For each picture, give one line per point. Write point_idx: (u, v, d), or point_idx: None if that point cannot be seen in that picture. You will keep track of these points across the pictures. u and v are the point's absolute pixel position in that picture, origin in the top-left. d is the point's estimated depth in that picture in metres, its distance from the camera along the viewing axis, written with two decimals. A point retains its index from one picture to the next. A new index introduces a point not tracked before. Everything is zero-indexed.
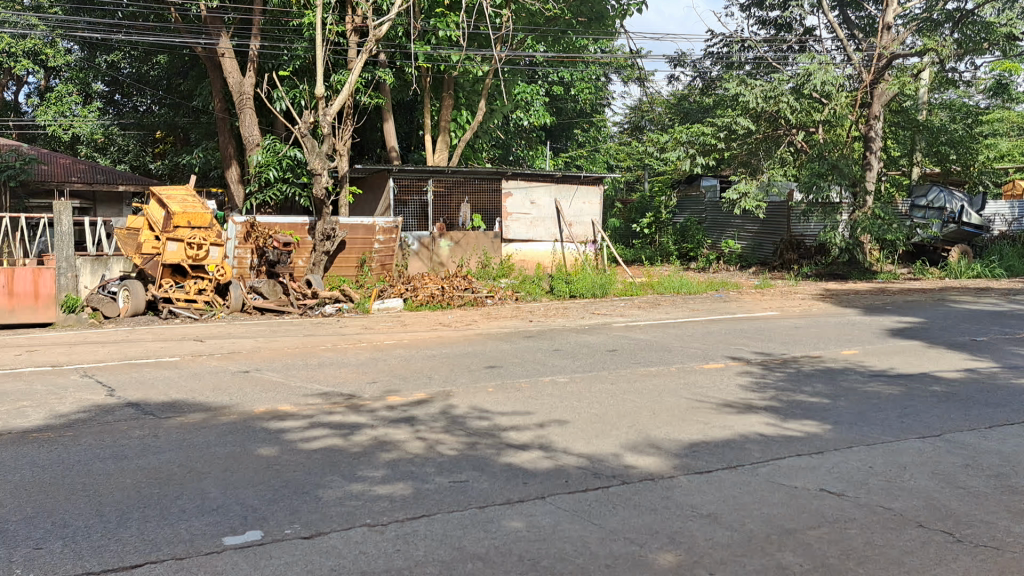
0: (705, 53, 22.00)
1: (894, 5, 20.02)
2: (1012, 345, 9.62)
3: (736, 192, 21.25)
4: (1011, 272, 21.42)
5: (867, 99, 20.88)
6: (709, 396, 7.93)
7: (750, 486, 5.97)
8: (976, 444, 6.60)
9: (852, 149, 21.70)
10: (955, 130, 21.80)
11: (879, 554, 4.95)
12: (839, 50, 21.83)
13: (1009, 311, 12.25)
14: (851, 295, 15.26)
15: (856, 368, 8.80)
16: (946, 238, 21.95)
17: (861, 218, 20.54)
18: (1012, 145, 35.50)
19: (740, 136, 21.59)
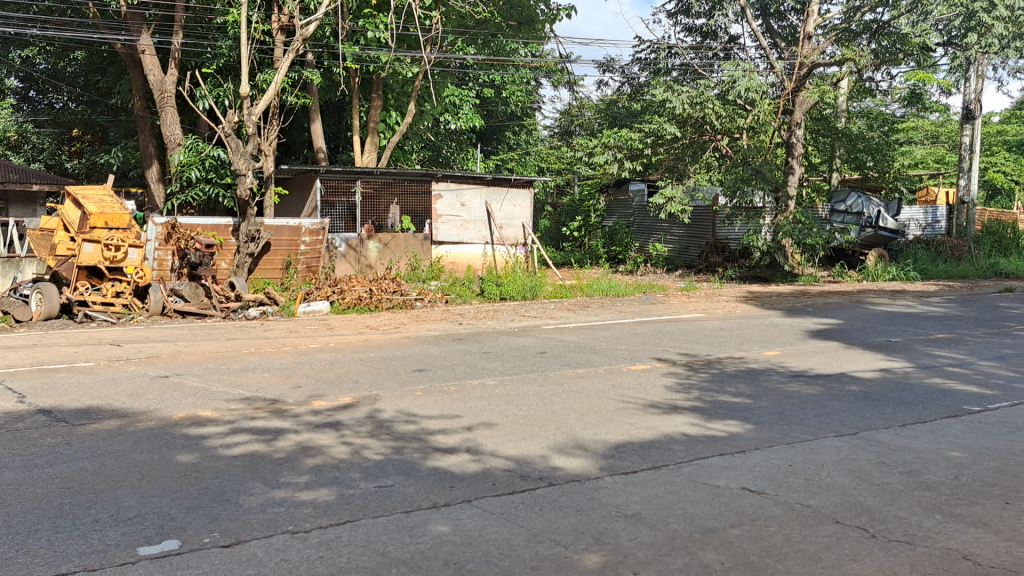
0: (633, 58, 22.23)
1: (814, 16, 20.62)
2: (925, 345, 9.97)
3: (662, 197, 21.57)
4: (925, 275, 22.20)
5: (790, 106, 21.36)
6: (635, 397, 8.02)
7: (673, 486, 6.05)
8: (890, 442, 6.80)
9: (775, 155, 22.21)
10: (872, 138, 22.53)
11: (798, 551, 5.06)
12: (761, 58, 22.24)
13: (923, 312, 12.68)
14: (773, 297, 15.61)
15: (777, 368, 9.00)
16: (864, 242, 22.58)
17: (783, 223, 21.10)
18: (926, 152, 36.82)
19: (667, 142, 21.92)
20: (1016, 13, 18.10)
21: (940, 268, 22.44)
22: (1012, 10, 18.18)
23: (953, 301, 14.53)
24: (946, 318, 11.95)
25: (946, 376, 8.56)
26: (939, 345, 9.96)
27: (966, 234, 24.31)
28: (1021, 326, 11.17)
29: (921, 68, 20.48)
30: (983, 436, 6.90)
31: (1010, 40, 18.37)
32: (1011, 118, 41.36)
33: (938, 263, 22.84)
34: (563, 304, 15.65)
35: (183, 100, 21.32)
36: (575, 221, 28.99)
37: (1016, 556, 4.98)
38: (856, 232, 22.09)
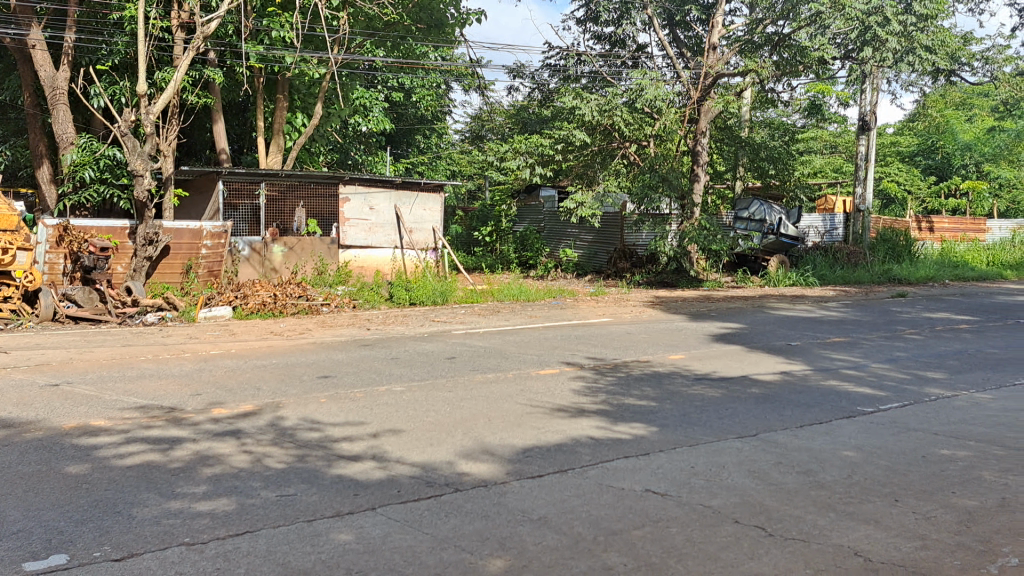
0: (543, 64, 22.38)
1: (719, 27, 21.11)
2: (822, 349, 10.29)
3: (572, 202, 21.80)
4: (823, 281, 23.00)
5: (695, 115, 21.93)
6: (544, 402, 8.04)
7: (579, 489, 6.09)
8: (788, 443, 6.99)
9: (681, 162, 22.66)
10: (774, 147, 23.19)
11: (698, 551, 5.14)
12: (669, 67, 22.60)
13: (820, 317, 13.13)
14: (679, 301, 15.90)
15: (682, 371, 9.15)
16: (766, 248, 23.24)
17: (689, 228, 21.49)
18: (825, 161, 38.20)
19: (577, 148, 22.18)
20: (909, 28, 18.64)
21: (838, 274, 23.25)
22: (904, 25, 18.76)
23: (849, 306, 15.06)
24: (843, 323, 12.37)
25: (841, 378, 8.85)
26: (836, 348, 10.31)
27: (862, 241, 25.19)
28: (912, 330, 11.65)
29: (820, 80, 21.12)
30: (875, 436, 7.15)
31: (903, 54, 18.79)
32: (903, 131, 43.25)
33: (836, 269, 23.66)
34: (472, 310, 15.59)
35: (77, 97, 20.57)
36: (486, 226, 28.98)
37: (903, 552, 5.17)
38: (758, 239, 22.81)
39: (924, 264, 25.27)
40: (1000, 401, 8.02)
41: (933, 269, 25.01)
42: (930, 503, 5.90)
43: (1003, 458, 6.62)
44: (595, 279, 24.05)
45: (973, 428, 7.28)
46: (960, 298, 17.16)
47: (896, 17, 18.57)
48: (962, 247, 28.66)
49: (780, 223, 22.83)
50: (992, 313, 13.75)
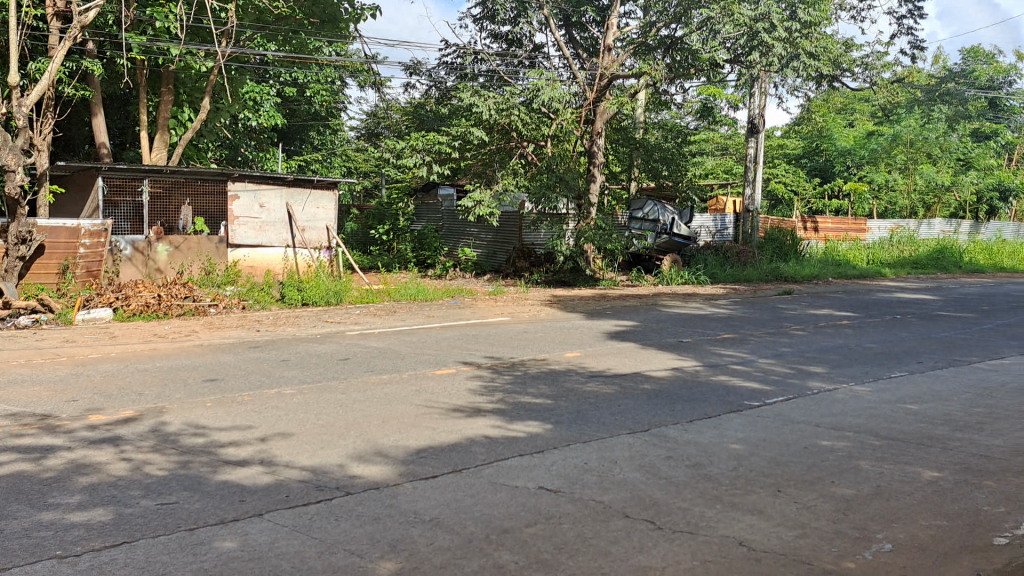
0: (440, 62, 22.23)
1: (613, 29, 21.52)
2: (712, 345, 10.55)
3: (471, 200, 21.46)
4: (714, 279, 23.58)
5: (590, 116, 22.23)
6: (439, 402, 7.98)
7: (472, 489, 6.06)
8: (679, 437, 7.13)
9: (578, 162, 23.00)
10: (667, 148, 23.72)
11: (589, 546, 5.19)
12: (565, 68, 22.73)
13: (711, 314, 13.49)
14: (576, 300, 16.08)
15: (576, 369, 9.23)
16: (660, 247, 23.74)
17: (585, 228, 21.78)
18: (716, 163, 39.38)
19: (474, 147, 22.21)
20: (794, 34, 19.24)
21: (728, 272, 23.90)
22: (789, 31, 19.35)
23: (737, 304, 15.50)
24: (732, 320, 12.72)
25: (730, 373, 9.10)
26: (725, 344, 10.59)
27: (751, 241, 25.97)
28: (797, 326, 12.08)
29: (711, 83, 21.68)
30: (760, 429, 7.36)
31: (788, 60, 19.50)
32: (789, 134, 44.81)
33: (726, 267, 24.31)
34: (368, 310, 15.43)
35: None
36: (383, 225, 28.66)
37: (784, 541, 5.33)
38: (652, 238, 23.37)
39: (808, 263, 26.25)
40: (877, 393, 8.38)
41: (817, 267, 26.02)
42: (810, 493, 6.10)
43: (878, 448, 6.91)
44: (494, 279, 24.15)
45: (851, 420, 7.58)
46: (841, 295, 17.90)
47: (782, 23, 19.09)
48: (845, 246, 29.89)
49: (672, 223, 23.91)
50: (870, 310, 14.39)
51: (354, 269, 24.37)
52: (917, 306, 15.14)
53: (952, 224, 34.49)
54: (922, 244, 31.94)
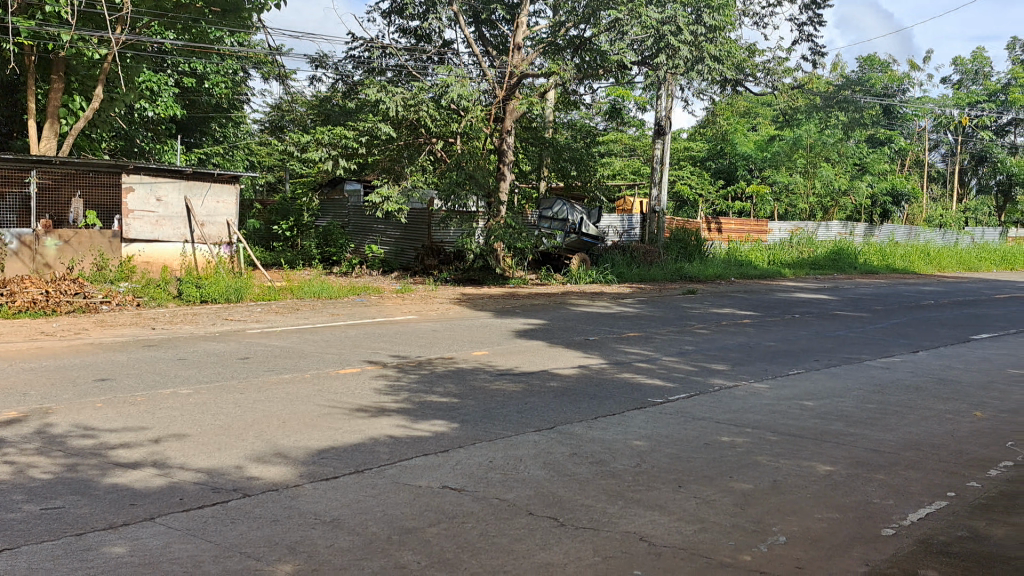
0: (347, 55, 21.91)
1: (523, 27, 21.61)
2: (619, 343, 10.66)
3: (378, 196, 21.36)
4: (622, 279, 23.87)
5: (500, 114, 22.26)
6: (342, 402, 7.84)
7: (375, 490, 5.96)
8: (583, 435, 7.17)
9: (488, 160, 23.00)
10: (577, 149, 23.99)
11: (492, 544, 5.16)
12: (474, 66, 22.70)
13: (617, 313, 13.66)
14: (484, 298, 16.08)
15: (484, 368, 9.21)
16: (568, 247, 23.85)
17: (495, 227, 21.77)
18: (623, 164, 40.08)
19: (381, 142, 22.02)
20: (698, 38, 19.52)
21: (634, 271, 24.25)
22: (694, 35, 19.70)
23: (643, 303, 15.73)
24: (638, 318, 12.90)
25: (635, 371, 9.21)
26: (631, 342, 10.73)
27: (658, 241, 26.45)
28: (700, 325, 12.33)
29: (619, 83, 21.96)
30: (663, 425, 7.47)
31: (693, 62, 19.77)
32: (693, 136, 45.58)
33: (632, 267, 24.63)
34: (270, 307, 15.10)
35: None
36: (286, 220, 28.02)
37: (684, 535, 5.41)
38: (561, 237, 23.57)
39: (711, 263, 26.83)
40: (776, 390, 8.61)
41: (720, 267, 26.62)
42: (710, 488, 6.21)
43: (776, 443, 7.08)
44: (403, 279, 23.08)
45: (750, 416, 7.76)
46: (742, 295, 18.36)
47: (687, 27, 19.46)
48: (747, 248, 30.77)
49: (581, 223, 24.07)
50: (770, 309, 14.80)
51: (256, 266, 23.69)
52: (813, 306, 15.64)
53: (848, 227, 35.73)
54: (820, 246, 33.02)
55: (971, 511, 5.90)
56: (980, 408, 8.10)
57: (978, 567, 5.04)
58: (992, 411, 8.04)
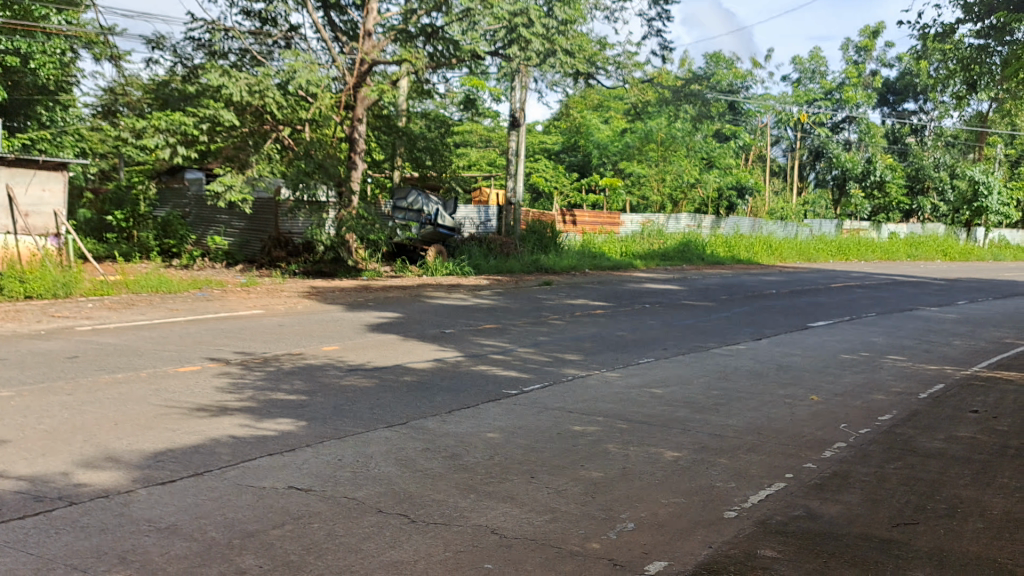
0: (185, 36, 20.88)
1: (373, 14, 21.18)
2: (474, 335, 10.64)
3: (221, 184, 20.37)
4: (478, 270, 23.96)
5: (351, 102, 21.88)
6: (181, 402, 7.46)
7: (214, 493, 5.67)
8: (435, 429, 7.07)
9: (338, 149, 22.65)
10: (431, 139, 24.08)
11: (339, 545, 4.99)
12: (323, 52, 22.00)
13: (472, 305, 13.66)
14: (335, 291, 15.75)
15: (334, 363, 8.98)
16: (424, 239, 23.83)
17: (346, 217, 21.46)
18: (477, 155, 40.48)
19: (223, 129, 21.17)
20: (550, 30, 19.88)
21: (491, 264, 24.33)
22: (546, 28, 19.95)
23: (499, 294, 15.76)
24: (493, 310, 12.90)
25: (490, 363, 9.19)
26: (485, 334, 10.71)
27: (514, 232, 26.72)
28: (555, 316, 12.47)
29: (474, 73, 22.05)
30: (516, 417, 7.46)
31: (545, 56, 20.14)
32: (549, 129, 46.98)
33: (489, 259, 24.66)
34: (103, 302, 14.37)
35: None
36: (121, 210, 26.59)
37: (535, 526, 5.40)
38: (417, 229, 23.55)
39: (566, 255, 27.22)
40: (626, 378, 8.78)
41: (575, 259, 27.11)
42: (561, 477, 6.25)
43: (625, 431, 7.20)
44: (249, 271, 22.56)
45: (602, 405, 7.87)
46: (597, 286, 18.75)
47: (539, 20, 19.66)
48: (601, 240, 31.58)
49: (435, 215, 23.84)
50: (621, 300, 15.12)
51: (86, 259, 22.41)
52: (662, 296, 16.08)
53: (695, 219, 37.18)
54: (669, 238, 33.97)
55: (807, 491, 6.16)
56: (816, 392, 8.51)
57: (812, 544, 5.26)
58: (826, 394, 8.46)
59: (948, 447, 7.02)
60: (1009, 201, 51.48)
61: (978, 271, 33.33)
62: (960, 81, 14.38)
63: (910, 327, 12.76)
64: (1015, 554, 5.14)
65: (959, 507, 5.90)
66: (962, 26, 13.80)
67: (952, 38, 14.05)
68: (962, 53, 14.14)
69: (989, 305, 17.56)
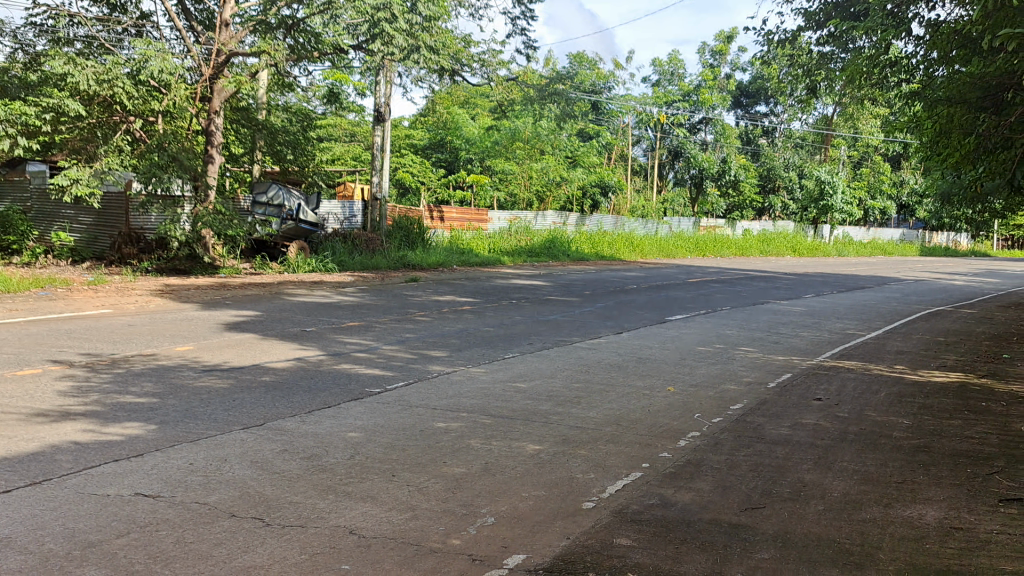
0: (25, 22, 19.71)
1: (231, 3, 20.72)
2: (337, 333, 10.49)
3: (67, 178, 19.37)
4: (342, 267, 23.71)
5: (207, 94, 21.28)
6: (16, 407, 7.06)
7: (54, 502, 5.38)
8: (293, 429, 6.93)
9: (194, 142, 21.96)
10: (292, 133, 23.74)
11: (188, 551, 4.83)
12: (177, 40, 21.28)
13: (333, 302, 13.48)
14: (190, 290, 15.19)
15: (188, 364, 8.68)
16: (285, 234, 23.36)
17: (203, 213, 20.90)
18: (343, 150, 40.29)
19: (69, 120, 20.11)
20: (414, 26, 19.81)
21: (356, 260, 24.08)
22: (409, 23, 19.88)
23: (362, 291, 15.59)
24: (357, 307, 12.77)
25: (353, 361, 9.09)
26: (349, 332, 10.58)
27: (380, 228, 26.58)
28: (420, 312, 12.44)
29: (336, 67, 22.00)
30: (378, 415, 7.39)
31: (409, 52, 20.09)
32: (415, 123, 46.86)
33: (354, 255, 24.50)
34: None
35: None
36: None
37: (394, 525, 5.37)
38: (277, 224, 22.92)
39: (433, 251, 27.21)
40: (490, 373, 8.85)
41: (442, 255, 27.16)
42: (423, 474, 6.23)
43: (488, 426, 7.25)
44: (96, 271, 20.89)
45: (465, 401, 7.90)
46: (462, 282, 18.82)
47: (403, 15, 19.54)
48: (469, 236, 31.56)
49: (298, 209, 23.42)
50: (487, 296, 15.24)
51: None
52: (527, 292, 16.28)
53: (561, 215, 37.60)
54: (536, 235, 34.44)
55: (662, 480, 6.35)
56: (672, 383, 8.81)
57: (666, 532, 5.43)
58: (682, 385, 8.76)
59: (794, 434, 7.38)
60: (852, 201, 54.69)
61: (832, 266, 35.17)
62: (804, 86, 15.18)
63: (761, 319, 13.40)
64: (852, 533, 5.45)
65: (803, 490, 6.21)
66: (804, 33, 14.56)
67: (797, 44, 14.87)
68: (808, 58, 14.93)
69: (831, 298, 18.65)
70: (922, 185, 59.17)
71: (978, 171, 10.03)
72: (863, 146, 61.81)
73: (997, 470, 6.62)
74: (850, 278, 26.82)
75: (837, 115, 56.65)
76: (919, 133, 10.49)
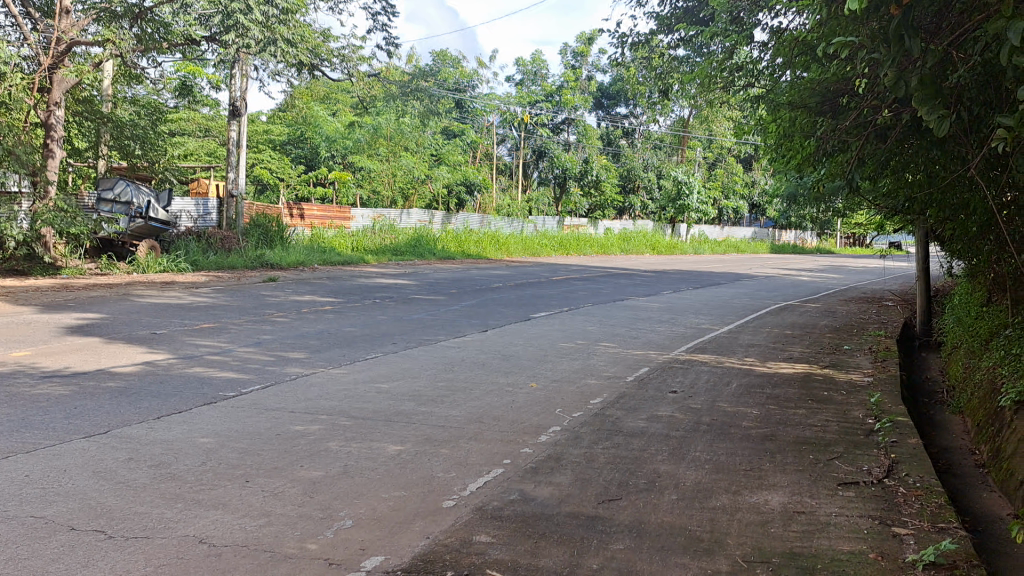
0: None
1: None
2: (189, 336, 10.13)
3: None
4: (196, 266, 23.01)
5: (46, 84, 20.28)
6: None
7: None
8: (141, 437, 6.64)
9: (30, 135, 20.82)
10: (140, 127, 22.78)
11: (20, 569, 4.55)
12: (11, 27, 20.10)
13: (185, 303, 13.01)
14: (27, 291, 14.38)
15: (26, 371, 8.19)
16: (134, 233, 22.12)
17: (42, 211, 19.76)
18: (196, 145, 39.08)
19: None
20: (271, 19, 19.35)
21: (210, 259, 23.39)
22: (265, 15, 19.39)
23: (216, 291, 15.12)
24: (211, 309, 12.38)
25: (207, 364, 8.80)
26: (202, 334, 10.22)
27: (236, 225, 26.07)
28: (278, 312, 12.18)
29: (187, 58, 21.44)
30: (233, 420, 7.18)
31: (265, 43, 19.53)
32: (275, 119, 45.86)
33: (209, 254, 23.85)
34: None
35: None
36: None
37: (247, 532, 5.22)
38: (125, 222, 21.62)
39: (293, 249, 26.71)
40: (350, 374, 8.74)
41: (303, 254, 26.63)
42: (278, 479, 6.09)
43: (347, 428, 7.15)
44: None
45: (324, 403, 7.78)
46: (320, 281, 18.54)
47: (258, 7, 19.11)
48: (331, 234, 31.16)
49: (147, 207, 22.29)
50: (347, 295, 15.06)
51: None
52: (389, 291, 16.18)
53: (428, 214, 37.53)
54: (401, 233, 34.24)
55: (522, 476, 6.41)
56: (535, 379, 8.93)
57: (526, 527, 5.48)
58: (544, 381, 8.89)
59: (650, 426, 7.61)
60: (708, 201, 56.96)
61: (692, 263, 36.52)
62: (660, 89, 15.64)
63: (620, 315, 13.76)
64: (702, 520, 5.65)
65: (657, 480, 6.40)
66: (657, 36, 14.98)
67: (654, 47, 15.33)
68: (662, 61, 15.40)
69: (684, 294, 19.34)
70: (771, 186, 62.34)
71: (818, 173, 10.44)
72: (718, 148, 64.40)
73: (836, 456, 7.00)
74: (703, 275, 27.94)
75: (693, 117, 58.91)
76: (767, 135, 10.92)
